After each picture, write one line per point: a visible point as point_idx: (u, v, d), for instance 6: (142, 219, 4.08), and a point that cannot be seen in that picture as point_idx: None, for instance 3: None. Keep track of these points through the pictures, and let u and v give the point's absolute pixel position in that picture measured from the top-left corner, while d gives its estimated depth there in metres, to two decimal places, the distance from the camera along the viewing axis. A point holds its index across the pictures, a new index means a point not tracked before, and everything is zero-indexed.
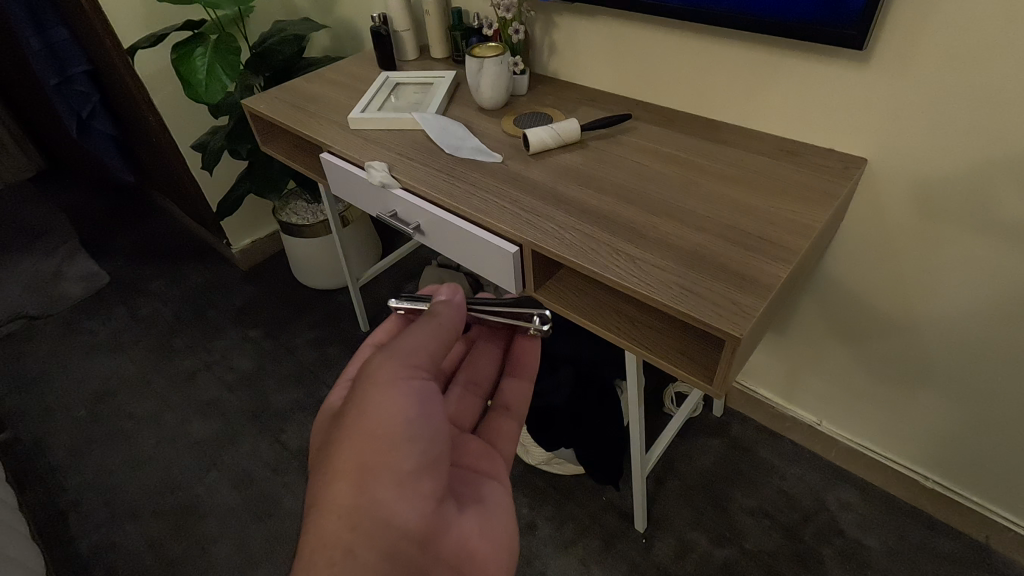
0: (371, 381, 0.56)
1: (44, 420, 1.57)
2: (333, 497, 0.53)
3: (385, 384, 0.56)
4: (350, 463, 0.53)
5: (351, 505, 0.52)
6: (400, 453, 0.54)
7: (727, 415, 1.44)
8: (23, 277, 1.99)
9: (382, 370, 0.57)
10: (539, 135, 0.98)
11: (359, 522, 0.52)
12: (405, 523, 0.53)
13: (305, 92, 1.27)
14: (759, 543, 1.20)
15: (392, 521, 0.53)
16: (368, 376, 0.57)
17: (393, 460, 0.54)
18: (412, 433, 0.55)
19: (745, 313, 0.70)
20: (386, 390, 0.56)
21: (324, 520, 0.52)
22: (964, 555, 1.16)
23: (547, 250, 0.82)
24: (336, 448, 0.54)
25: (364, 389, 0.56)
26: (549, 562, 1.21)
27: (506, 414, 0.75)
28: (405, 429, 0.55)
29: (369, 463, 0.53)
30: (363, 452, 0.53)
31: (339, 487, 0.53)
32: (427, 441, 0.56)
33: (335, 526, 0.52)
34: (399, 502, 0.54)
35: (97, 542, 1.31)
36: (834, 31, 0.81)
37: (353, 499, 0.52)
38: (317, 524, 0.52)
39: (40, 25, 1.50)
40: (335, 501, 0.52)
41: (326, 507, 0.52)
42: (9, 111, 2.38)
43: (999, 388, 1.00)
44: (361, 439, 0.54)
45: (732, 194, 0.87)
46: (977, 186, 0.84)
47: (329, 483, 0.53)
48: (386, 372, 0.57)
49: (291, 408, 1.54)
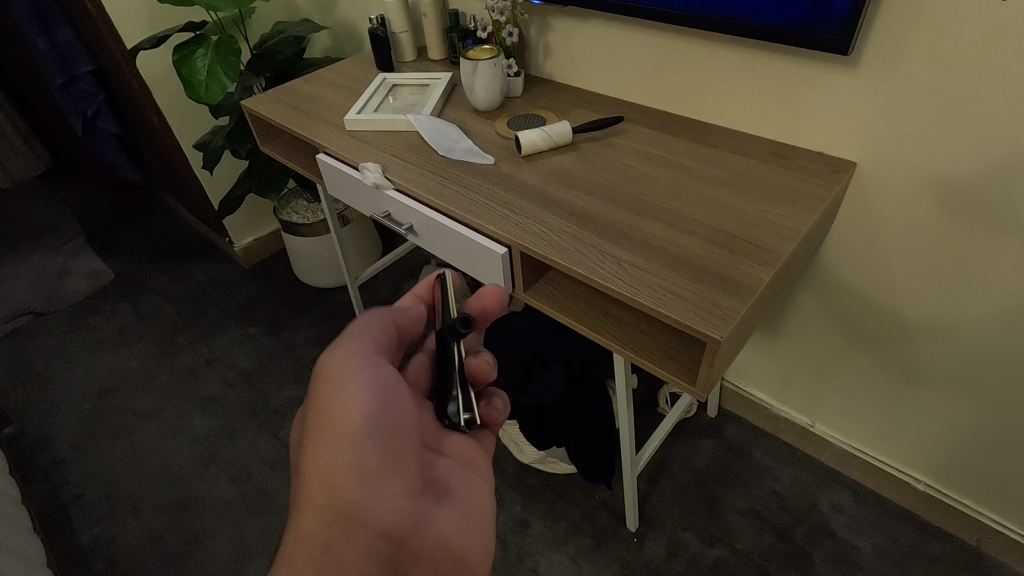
0: (326, 381, 0.58)
1: (49, 414, 1.60)
2: (308, 497, 0.55)
3: (340, 382, 0.57)
4: (318, 464, 0.55)
5: (326, 504, 0.55)
6: (360, 451, 0.56)
7: (722, 416, 1.45)
8: (29, 273, 2.02)
9: (335, 367, 0.58)
10: (530, 137, 0.99)
11: (336, 521, 0.55)
12: (377, 520, 0.55)
13: (304, 93, 1.28)
14: (750, 544, 1.20)
15: (365, 519, 0.55)
16: (324, 376, 0.58)
17: (354, 459, 0.55)
18: (371, 430, 0.56)
19: (727, 316, 0.70)
20: (339, 389, 0.57)
21: (302, 519, 0.55)
22: (954, 558, 1.16)
23: (535, 251, 0.83)
24: (306, 451, 0.57)
25: (321, 390, 0.58)
26: (540, 560, 1.22)
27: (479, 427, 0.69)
28: (362, 426, 0.56)
29: (334, 464, 0.55)
30: (327, 454, 0.55)
31: (312, 488, 0.55)
32: (388, 435, 0.57)
33: (315, 526, 0.54)
34: (370, 500, 0.55)
35: (97, 535, 1.34)
36: (820, 37, 0.81)
37: (328, 499, 0.55)
38: (297, 525, 0.55)
39: (46, 25, 1.53)
40: (310, 503, 0.55)
41: (305, 508, 0.55)
42: (18, 108, 2.41)
43: (987, 390, 1.00)
44: (325, 439, 0.56)
45: (720, 197, 0.88)
46: (960, 187, 0.85)
47: (304, 484, 0.56)
48: (339, 370, 0.58)
49: (290, 405, 1.56)
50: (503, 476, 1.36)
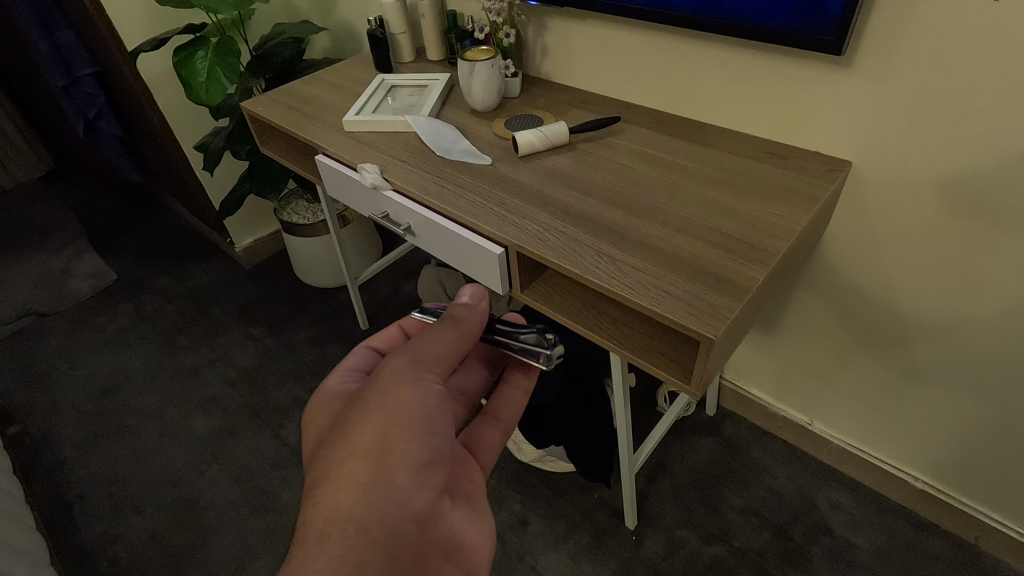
0: (395, 373, 0.58)
1: (52, 414, 1.61)
2: (346, 472, 0.52)
3: (409, 378, 0.57)
4: (370, 442, 0.53)
5: (367, 481, 0.52)
6: (419, 442, 0.55)
7: (720, 415, 1.45)
8: (33, 274, 2.03)
9: (405, 365, 0.58)
10: (527, 138, 1.00)
11: (373, 497, 0.51)
12: (414, 506, 0.53)
13: (304, 94, 1.29)
14: (748, 542, 1.21)
15: (403, 501, 0.52)
16: (391, 370, 0.58)
17: (412, 446, 0.54)
18: (429, 426, 0.56)
19: (720, 315, 0.71)
20: (409, 383, 0.57)
21: (336, 491, 0.51)
22: (952, 555, 1.17)
23: (531, 251, 0.83)
24: (355, 429, 0.54)
25: (385, 381, 0.57)
26: (539, 558, 1.23)
27: (490, 424, 0.66)
28: (425, 421, 0.56)
29: (390, 445, 0.54)
30: (381, 434, 0.54)
31: (355, 463, 0.52)
32: (443, 435, 0.57)
33: (350, 499, 0.51)
34: (412, 485, 0.53)
35: (101, 534, 1.35)
36: (813, 36, 0.82)
37: (370, 477, 0.52)
38: (330, 495, 0.51)
39: (48, 28, 1.54)
40: (349, 477, 0.52)
41: (341, 480, 0.52)
42: (20, 109, 2.43)
43: (986, 389, 1.00)
44: (384, 423, 0.54)
45: (716, 197, 0.89)
46: (959, 185, 0.85)
47: (345, 458, 0.52)
48: (410, 369, 0.58)
49: (291, 404, 1.57)
50: (503, 475, 1.37)
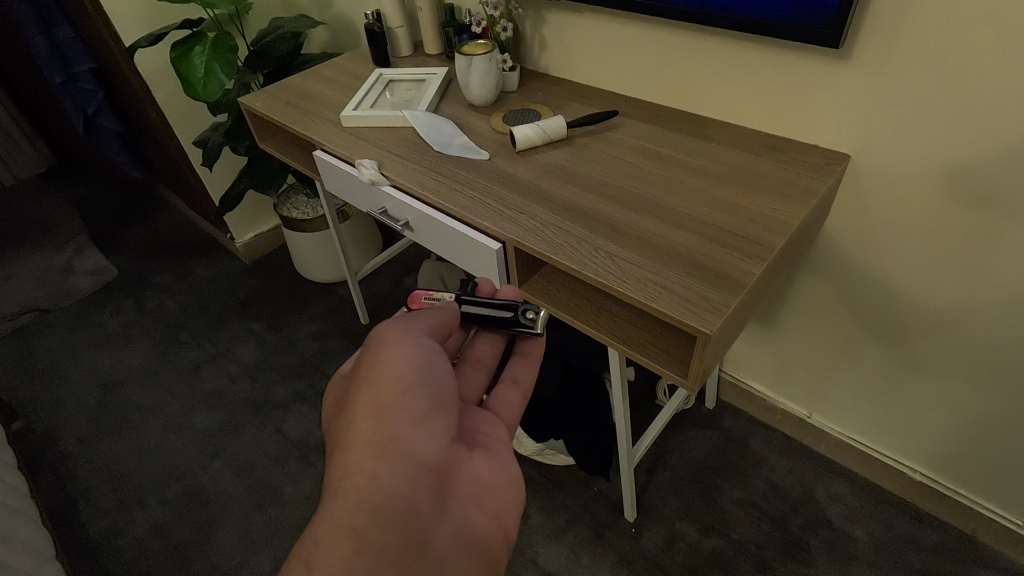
0: (381, 341, 0.59)
1: (56, 410, 1.62)
2: (355, 433, 0.53)
3: (394, 341, 0.59)
4: (369, 403, 0.55)
5: (375, 438, 0.53)
6: (413, 394, 0.56)
7: (719, 407, 1.46)
8: (35, 270, 2.04)
9: (392, 332, 0.60)
10: (524, 132, 0.99)
11: (382, 450, 0.53)
12: (423, 454, 0.54)
13: (301, 89, 1.29)
14: (747, 533, 1.22)
15: (411, 451, 0.54)
16: (377, 338, 0.60)
17: (408, 399, 0.55)
18: (422, 379, 0.57)
19: (716, 310, 0.71)
20: (395, 346, 0.58)
21: (348, 452, 0.53)
22: (948, 546, 1.17)
23: (528, 246, 0.83)
24: (354, 397, 0.56)
25: (374, 350, 0.59)
26: (539, 550, 1.23)
27: (507, 386, 0.70)
28: (416, 374, 0.57)
29: (386, 401, 0.55)
30: (379, 396, 0.55)
31: (361, 424, 0.54)
32: (436, 385, 0.58)
33: (361, 456, 0.52)
34: (417, 436, 0.55)
35: (106, 528, 1.36)
36: (811, 30, 0.81)
37: (377, 433, 0.53)
38: (344, 456, 0.53)
39: (46, 24, 1.53)
40: (357, 438, 0.53)
41: (350, 442, 0.53)
42: (20, 107, 2.43)
43: (992, 378, 0.99)
44: (377, 384, 0.56)
45: (713, 191, 0.88)
46: (961, 178, 0.84)
47: (351, 423, 0.54)
48: (394, 333, 0.60)
49: (291, 399, 1.58)
50: None
